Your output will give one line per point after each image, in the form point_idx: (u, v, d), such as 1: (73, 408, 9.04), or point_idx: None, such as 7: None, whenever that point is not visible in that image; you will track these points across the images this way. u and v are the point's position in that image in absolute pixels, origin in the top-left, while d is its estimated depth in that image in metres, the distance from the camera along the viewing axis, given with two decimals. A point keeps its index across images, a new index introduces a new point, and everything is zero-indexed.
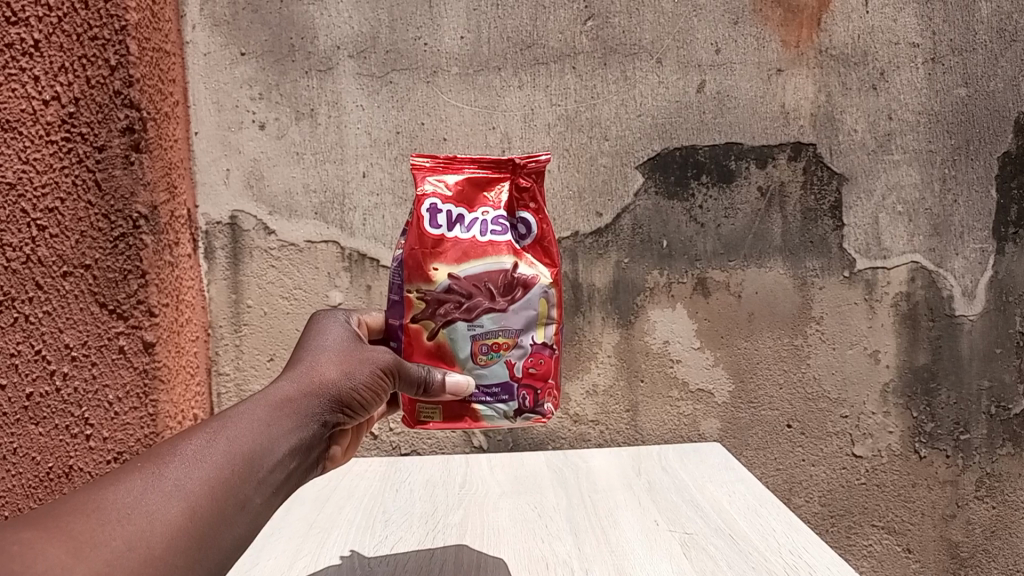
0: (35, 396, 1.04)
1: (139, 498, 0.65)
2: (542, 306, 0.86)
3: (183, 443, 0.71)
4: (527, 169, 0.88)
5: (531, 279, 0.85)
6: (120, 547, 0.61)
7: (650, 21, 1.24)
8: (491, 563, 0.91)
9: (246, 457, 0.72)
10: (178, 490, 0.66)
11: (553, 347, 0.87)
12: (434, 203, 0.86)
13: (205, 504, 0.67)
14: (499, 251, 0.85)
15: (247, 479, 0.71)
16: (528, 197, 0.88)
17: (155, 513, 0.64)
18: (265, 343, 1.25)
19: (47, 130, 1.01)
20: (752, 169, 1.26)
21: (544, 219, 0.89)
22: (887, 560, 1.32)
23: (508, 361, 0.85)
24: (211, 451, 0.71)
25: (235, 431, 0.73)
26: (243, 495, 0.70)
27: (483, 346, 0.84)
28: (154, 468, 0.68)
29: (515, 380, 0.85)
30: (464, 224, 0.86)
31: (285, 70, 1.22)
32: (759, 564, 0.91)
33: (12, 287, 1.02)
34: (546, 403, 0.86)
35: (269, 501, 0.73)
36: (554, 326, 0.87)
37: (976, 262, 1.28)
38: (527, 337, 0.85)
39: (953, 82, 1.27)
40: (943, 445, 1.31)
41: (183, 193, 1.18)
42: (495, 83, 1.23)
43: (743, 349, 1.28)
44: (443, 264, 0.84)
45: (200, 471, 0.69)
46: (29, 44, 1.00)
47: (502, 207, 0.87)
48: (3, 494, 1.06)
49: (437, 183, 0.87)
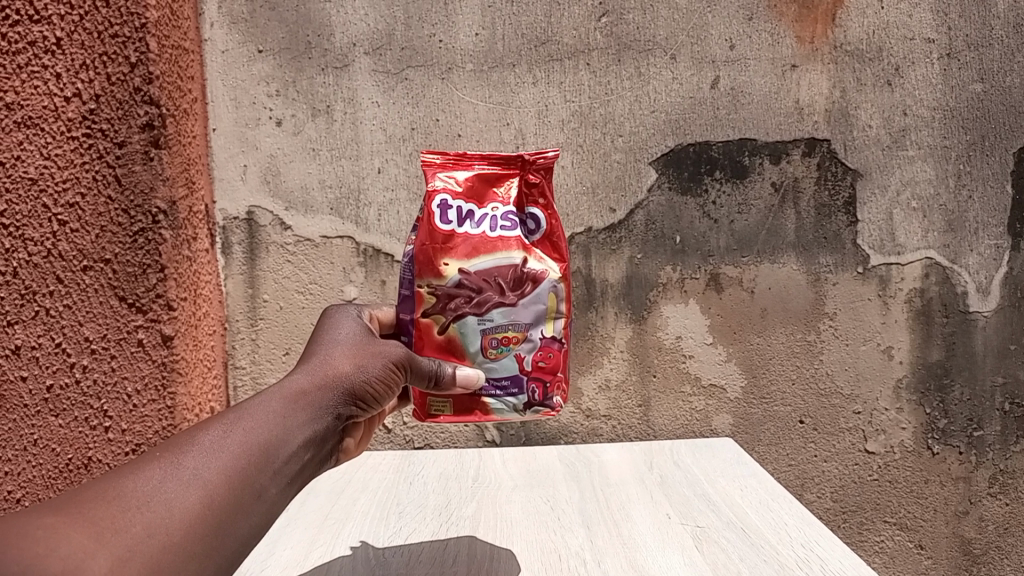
0: (55, 388, 1.06)
1: (158, 486, 0.66)
2: (551, 301, 0.87)
3: (201, 434, 0.72)
4: (536, 166, 0.89)
5: (541, 274, 0.86)
6: (141, 533, 0.63)
7: (664, 18, 1.24)
8: (504, 555, 0.93)
9: (262, 447, 0.73)
10: (196, 479, 0.68)
11: (562, 341, 0.88)
12: (444, 199, 0.87)
13: (222, 493, 0.68)
14: (508, 246, 0.86)
15: (263, 469, 0.72)
16: (537, 193, 0.89)
17: (174, 501, 0.66)
18: (281, 338, 1.26)
19: (68, 127, 1.03)
20: (766, 165, 1.26)
21: (553, 214, 0.90)
22: (898, 556, 1.32)
23: (517, 355, 0.86)
24: (228, 441, 0.72)
25: (251, 422, 0.74)
26: (258, 485, 0.72)
27: (493, 340, 0.85)
28: (172, 457, 0.69)
29: (524, 373, 0.86)
30: (474, 220, 0.87)
31: (302, 67, 1.23)
32: (771, 556, 0.91)
33: (34, 281, 1.04)
34: (555, 396, 0.87)
35: (284, 491, 0.74)
36: (563, 320, 0.88)
37: (990, 258, 1.28)
38: (536, 331, 0.86)
39: (969, 77, 1.26)
40: (955, 442, 1.31)
41: (201, 189, 1.20)
42: (510, 80, 1.24)
43: (756, 344, 1.28)
44: (454, 259, 0.85)
45: (217, 461, 0.70)
46: (51, 41, 1.02)
47: (512, 202, 0.88)
48: (25, 485, 1.08)
49: (447, 179, 0.88)
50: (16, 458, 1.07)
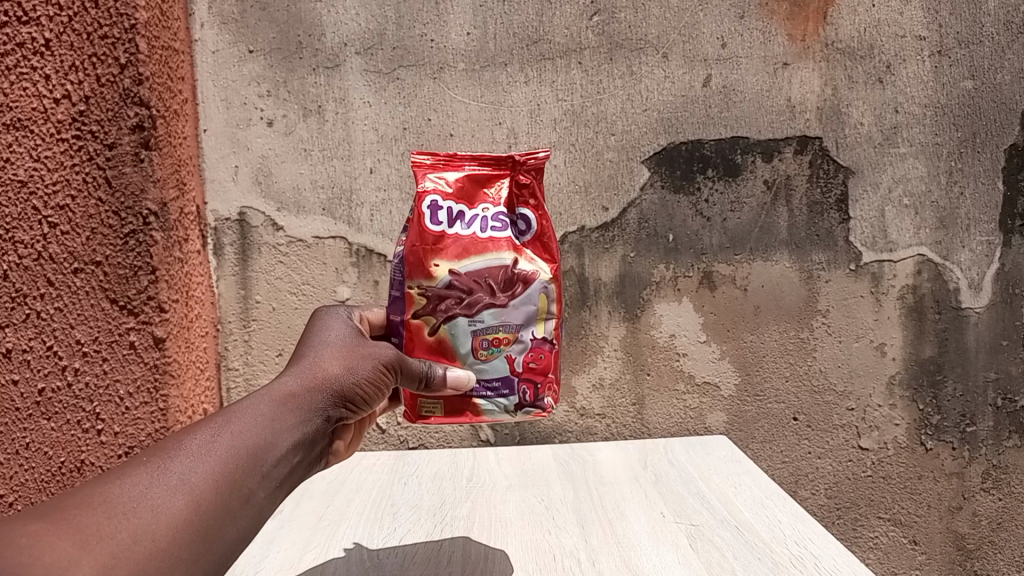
0: (47, 391, 1.06)
1: (145, 492, 0.66)
2: (542, 302, 0.87)
3: (188, 438, 0.72)
4: (526, 166, 0.89)
5: (531, 275, 0.86)
6: (127, 540, 0.63)
7: (656, 16, 1.24)
8: (498, 555, 0.92)
9: (250, 451, 0.73)
10: (183, 484, 0.68)
11: (552, 342, 0.88)
12: (434, 200, 0.87)
13: (210, 498, 0.68)
14: (499, 247, 0.86)
15: (251, 472, 0.72)
16: (528, 194, 0.89)
17: (160, 506, 0.66)
18: (274, 339, 1.26)
19: (58, 129, 1.02)
20: (758, 163, 1.26)
21: (544, 215, 0.90)
22: (892, 551, 1.33)
23: (508, 356, 0.86)
24: (216, 445, 0.72)
25: (239, 426, 0.74)
26: (247, 488, 0.71)
27: (483, 341, 0.85)
28: (159, 462, 0.69)
29: (515, 374, 0.86)
30: (464, 221, 0.86)
31: (293, 67, 1.22)
32: (765, 554, 0.92)
33: (24, 284, 1.03)
34: (546, 397, 0.87)
35: (273, 495, 0.74)
36: (554, 321, 0.88)
37: (982, 255, 1.29)
38: (527, 332, 0.86)
39: (960, 74, 1.26)
40: (948, 437, 1.31)
41: (192, 190, 1.19)
42: (501, 79, 1.24)
43: (749, 342, 1.29)
44: (444, 260, 0.85)
45: (205, 466, 0.70)
46: (39, 43, 1.01)
47: (502, 203, 0.88)
48: (17, 489, 1.07)
49: (437, 180, 0.88)
50: (8, 462, 1.06)
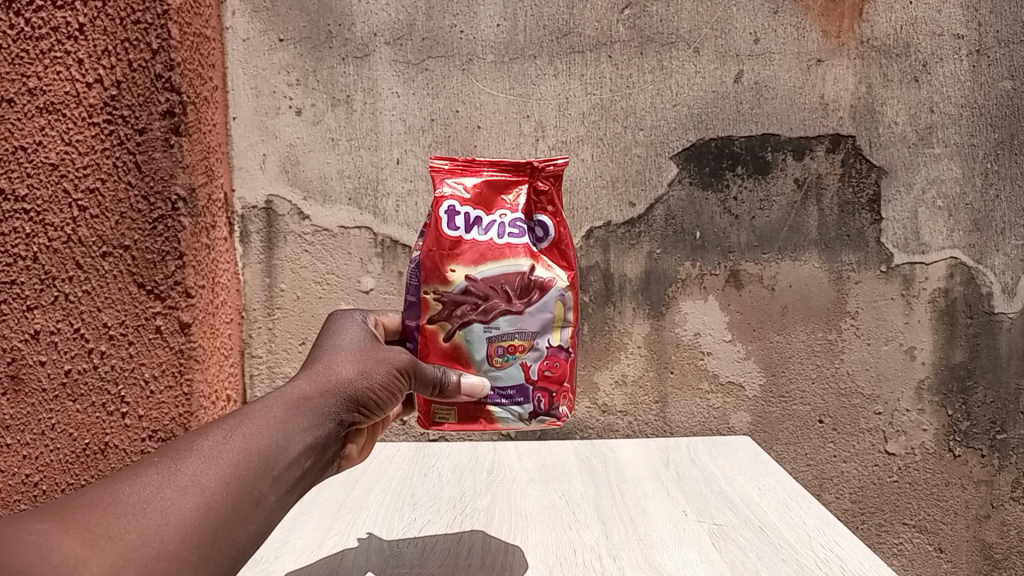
0: (73, 373, 1.07)
1: (157, 492, 0.67)
2: (558, 309, 0.86)
3: (200, 440, 0.72)
4: (545, 173, 0.89)
5: (548, 282, 0.85)
6: (136, 540, 0.63)
7: (688, 10, 1.23)
8: (517, 549, 0.92)
9: (261, 454, 0.73)
10: (194, 486, 0.68)
11: (568, 350, 0.87)
12: (452, 205, 0.86)
13: (221, 500, 0.68)
14: (516, 253, 0.85)
15: (262, 476, 0.72)
16: (546, 200, 0.89)
17: (171, 507, 0.66)
18: (298, 328, 1.26)
19: (90, 113, 1.03)
20: (789, 161, 1.25)
21: (561, 223, 0.90)
22: (917, 559, 1.30)
23: (524, 363, 0.85)
24: (227, 447, 0.72)
25: (252, 428, 0.74)
26: (257, 492, 0.71)
27: (499, 348, 0.84)
28: (171, 462, 0.70)
29: (530, 382, 0.85)
30: (482, 227, 0.86)
31: (322, 56, 1.22)
32: (788, 555, 0.90)
33: (53, 267, 1.04)
34: (561, 406, 0.86)
35: (285, 498, 0.74)
36: (570, 329, 0.87)
37: (1016, 259, 1.26)
38: (543, 340, 0.85)
39: (999, 74, 1.24)
40: (978, 444, 1.29)
41: (220, 177, 1.20)
42: (530, 72, 1.23)
43: (776, 342, 1.27)
44: (460, 266, 0.84)
45: (216, 468, 0.70)
46: (74, 27, 1.02)
47: (520, 209, 0.88)
48: (42, 469, 1.08)
49: (456, 185, 0.87)
50: (34, 442, 1.08)
